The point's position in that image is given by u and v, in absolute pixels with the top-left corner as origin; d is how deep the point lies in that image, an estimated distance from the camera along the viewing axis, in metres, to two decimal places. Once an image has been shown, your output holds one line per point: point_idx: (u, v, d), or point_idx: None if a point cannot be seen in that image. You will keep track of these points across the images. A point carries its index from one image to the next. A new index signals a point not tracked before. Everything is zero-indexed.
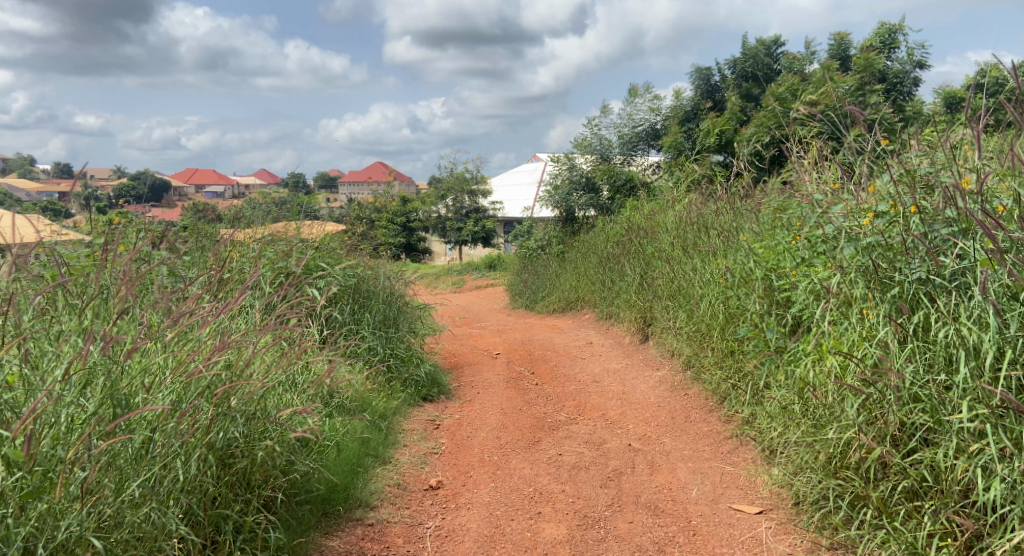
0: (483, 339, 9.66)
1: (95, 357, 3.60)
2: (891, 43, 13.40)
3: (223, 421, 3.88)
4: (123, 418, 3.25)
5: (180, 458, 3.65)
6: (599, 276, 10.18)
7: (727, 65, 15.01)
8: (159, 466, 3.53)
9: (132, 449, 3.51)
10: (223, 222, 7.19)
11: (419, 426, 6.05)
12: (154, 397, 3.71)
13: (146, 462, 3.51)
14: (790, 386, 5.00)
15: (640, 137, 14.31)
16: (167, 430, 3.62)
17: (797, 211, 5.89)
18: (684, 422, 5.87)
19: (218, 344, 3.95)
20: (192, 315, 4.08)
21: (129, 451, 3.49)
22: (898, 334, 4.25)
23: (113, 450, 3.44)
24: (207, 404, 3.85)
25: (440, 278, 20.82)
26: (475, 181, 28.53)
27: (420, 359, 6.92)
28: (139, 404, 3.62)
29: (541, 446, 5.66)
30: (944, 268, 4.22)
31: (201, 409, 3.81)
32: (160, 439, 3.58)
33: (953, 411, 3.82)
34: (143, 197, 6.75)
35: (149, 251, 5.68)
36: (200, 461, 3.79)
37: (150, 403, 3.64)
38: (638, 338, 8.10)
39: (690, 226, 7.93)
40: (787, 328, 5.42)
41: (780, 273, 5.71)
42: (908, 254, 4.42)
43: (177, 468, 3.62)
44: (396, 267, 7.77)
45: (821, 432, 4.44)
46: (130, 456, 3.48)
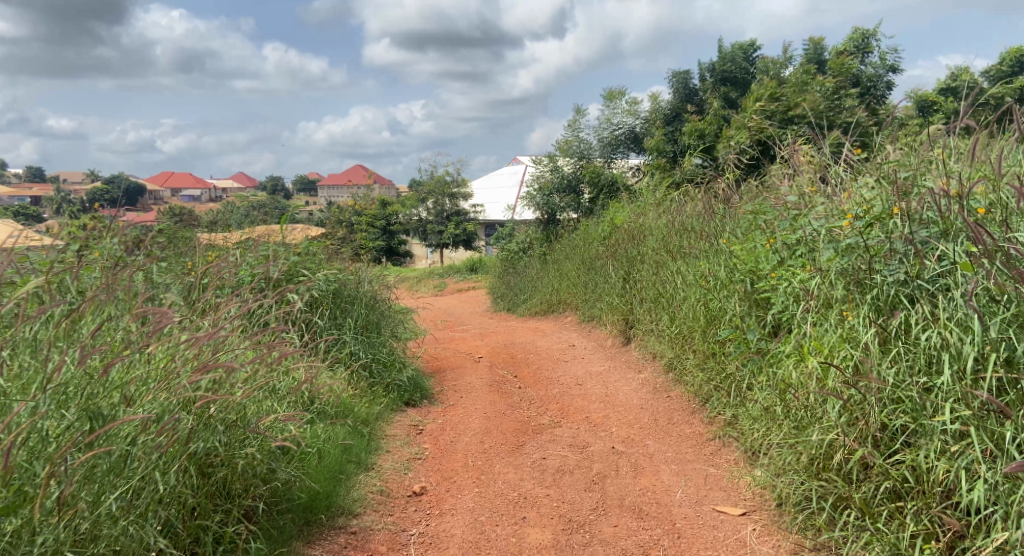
0: (465, 343, 9.65)
1: (72, 369, 3.55)
2: (865, 47, 13.52)
3: (202, 431, 3.85)
4: (103, 431, 3.21)
5: (159, 469, 3.61)
6: (580, 278, 10.19)
7: (706, 69, 15.08)
8: (138, 478, 3.49)
9: (111, 461, 3.47)
10: (201, 227, 7.12)
11: (402, 432, 6.02)
12: (133, 408, 3.67)
13: (125, 474, 3.47)
14: (771, 387, 5.02)
15: (620, 140, 14.36)
16: (147, 441, 3.58)
17: (777, 214, 5.92)
18: (666, 424, 5.88)
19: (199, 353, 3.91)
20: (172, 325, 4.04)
21: (107, 463, 3.44)
22: (879, 335, 4.27)
23: (91, 462, 3.39)
24: (187, 414, 3.80)
25: (422, 282, 20.77)
26: (456, 184, 28.46)
27: (403, 364, 6.89)
28: (118, 415, 3.58)
29: (525, 450, 5.65)
30: (924, 271, 4.26)
31: (181, 418, 3.77)
32: (138, 450, 3.53)
33: (933, 412, 3.86)
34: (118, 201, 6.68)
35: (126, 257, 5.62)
36: (180, 472, 3.75)
37: (129, 414, 3.59)
38: (619, 340, 8.11)
39: (671, 229, 7.94)
40: (769, 330, 5.47)
41: (759, 275, 5.74)
42: (888, 256, 4.45)
43: (157, 478, 3.59)
44: (376, 271, 7.73)
45: (803, 434, 4.45)
46: (108, 468, 3.43)
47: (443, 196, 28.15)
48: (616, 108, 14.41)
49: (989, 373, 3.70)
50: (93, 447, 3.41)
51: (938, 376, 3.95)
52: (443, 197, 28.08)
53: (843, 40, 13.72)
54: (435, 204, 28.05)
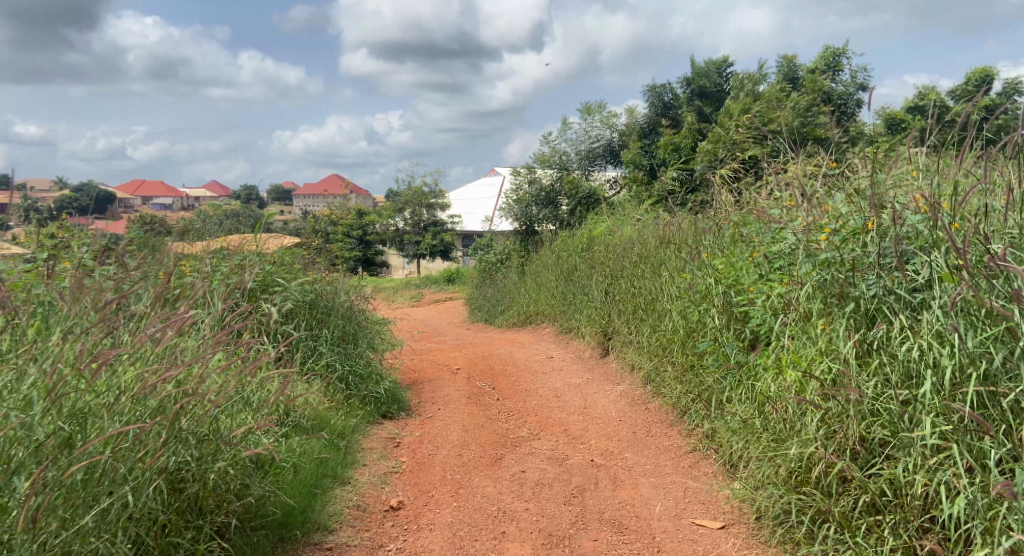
0: (443, 354, 9.60)
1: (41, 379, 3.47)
2: (835, 65, 13.69)
3: (175, 444, 3.77)
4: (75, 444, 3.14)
5: (130, 484, 3.53)
6: (558, 290, 10.18)
7: (682, 83, 15.19)
8: (108, 494, 3.41)
9: (81, 476, 3.39)
10: (175, 236, 7.02)
11: (378, 445, 5.95)
12: (104, 420, 3.59)
13: (95, 489, 3.39)
14: (750, 400, 5.03)
15: (597, 154, 14.53)
16: (117, 455, 3.50)
17: (755, 227, 5.95)
18: (645, 437, 5.86)
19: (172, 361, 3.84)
20: (145, 332, 3.96)
21: (79, 477, 3.37)
22: (857, 349, 4.29)
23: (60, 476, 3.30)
24: (160, 426, 3.73)
25: (398, 292, 20.69)
26: (433, 195, 28.40)
27: (379, 377, 6.82)
28: (88, 427, 3.50)
29: (504, 463, 5.60)
30: (901, 286, 4.29)
31: (153, 431, 3.70)
32: (109, 464, 3.46)
33: (912, 426, 3.87)
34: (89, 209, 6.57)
35: (97, 267, 5.52)
36: (152, 487, 3.67)
37: (99, 426, 3.51)
38: (597, 352, 8.09)
39: (649, 242, 7.95)
40: (746, 344, 5.51)
41: (738, 288, 5.75)
42: (865, 270, 4.48)
43: (129, 494, 3.52)
44: (353, 281, 7.66)
45: (781, 447, 4.45)
46: (78, 484, 3.35)
47: (421, 206, 28.05)
48: (594, 121, 14.48)
49: (965, 388, 3.72)
50: (65, 462, 3.33)
51: (916, 389, 3.97)
52: (420, 207, 28.00)
53: (814, 58, 13.89)
54: (412, 214, 28.00)
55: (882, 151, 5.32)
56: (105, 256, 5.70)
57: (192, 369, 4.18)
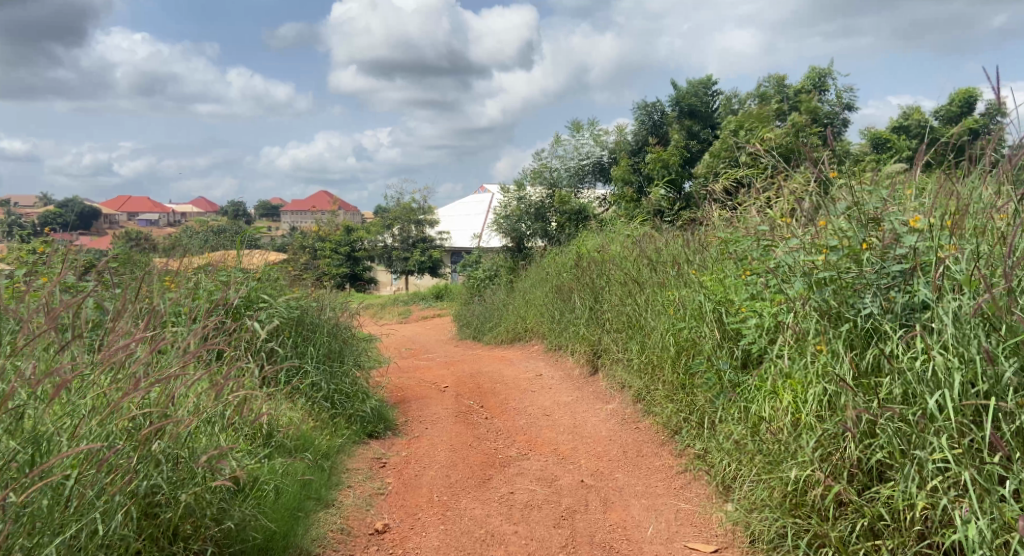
0: (430, 371, 9.47)
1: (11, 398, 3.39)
2: (822, 85, 13.74)
3: (148, 466, 3.67)
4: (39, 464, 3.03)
5: (101, 509, 3.42)
6: (547, 307, 10.09)
7: (670, 102, 15.18)
8: (76, 519, 3.31)
9: (48, 500, 3.28)
10: (161, 252, 6.93)
11: (364, 465, 5.83)
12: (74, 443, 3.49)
13: (63, 515, 3.29)
14: (743, 420, 4.94)
15: (586, 170, 14.45)
16: (85, 478, 3.40)
17: (745, 244, 5.90)
18: (636, 457, 5.76)
19: (147, 380, 3.76)
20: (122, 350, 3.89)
21: (44, 503, 3.26)
22: (853, 370, 4.23)
23: (26, 500, 3.20)
24: (132, 448, 3.63)
25: (386, 309, 20.58)
26: (422, 212, 28.31)
27: (366, 395, 6.69)
28: (57, 448, 3.40)
29: (492, 484, 5.48)
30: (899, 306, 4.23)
31: (124, 453, 3.60)
32: (78, 487, 3.36)
33: (912, 449, 3.81)
34: (73, 225, 6.48)
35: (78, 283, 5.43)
36: (123, 512, 3.55)
37: (67, 447, 3.42)
38: (586, 370, 8.00)
39: (639, 258, 7.89)
40: (738, 362, 5.43)
41: (729, 306, 5.69)
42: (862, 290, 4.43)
43: (96, 521, 3.42)
44: (340, 298, 7.56)
45: (775, 469, 4.38)
46: (44, 509, 3.24)
47: (409, 222, 27.99)
48: (583, 138, 14.47)
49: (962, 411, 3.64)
50: (32, 486, 3.23)
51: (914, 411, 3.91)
52: (409, 223, 27.91)
53: (800, 78, 13.91)
54: (401, 230, 27.94)
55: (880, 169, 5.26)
56: (86, 272, 5.61)
57: (166, 391, 4.09)
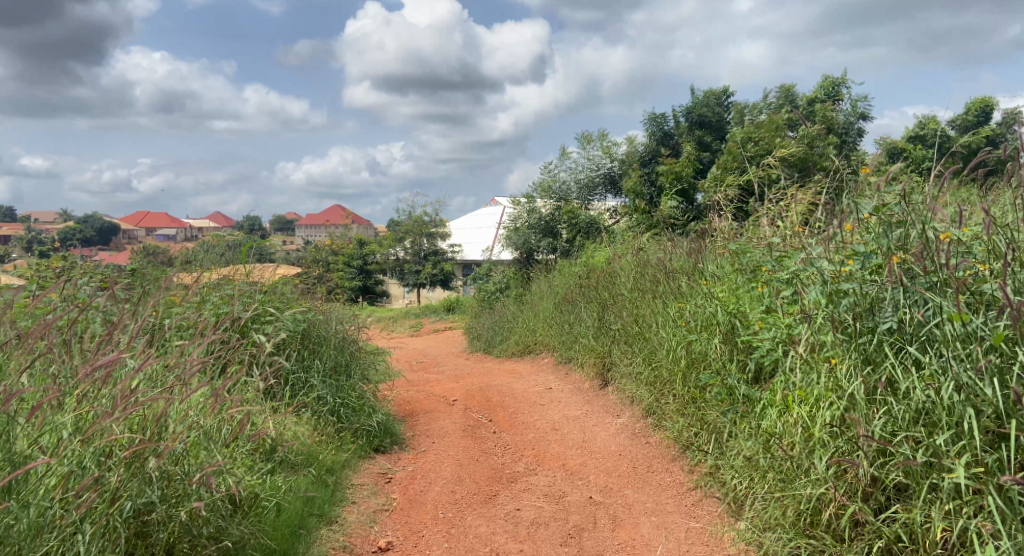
0: (439, 385, 9.37)
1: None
2: (835, 95, 13.62)
3: (135, 486, 3.73)
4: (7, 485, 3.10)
5: (82, 529, 3.51)
6: (557, 320, 9.98)
7: (681, 113, 15.10)
8: (55, 541, 3.40)
9: (28, 521, 3.36)
10: (171, 265, 6.90)
11: (369, 480, 5.73)
12: (56, 464, 3.56)
13: (42, 537, 3.37)
14: (756, 435, 4.82)
15: (597, 182, 14.36)
16: (63, 500, 3.50)
17: (759, 255, 5.79)
18: (646, 472, 5.64)
19: (132, 399, 3.80)
20: (108, 369, 3.93)
21: (24, 525, 3.34)
22: (868, 385, 4.12)
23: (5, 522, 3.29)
24: (116, 467, 3.70)
25: (398, 321, 20.53)
26: (434, 225, 28.25)
27: (372, 409, 6.60)
28: (36, 469, 3.48)
29: (498, 500, 5.38)
30: (916, 319, 4.12)
31: (109, 473, 3.67)
32: (55, 510, 3.45)
33: (932, 469, 3.72)
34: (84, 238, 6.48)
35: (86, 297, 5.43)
36: (107, 533, 3.63)
37: (46, 468, 3.50)
38: (597, 383, 7.89)
39: (649, 270, 7.78)
40: (750, 376, 5.31)
41: (741, 318, 5.57)
42: (879, 302, 4.33)
43: (79, 541, 3.46)
44: (348, 310, 7.48)
45: (789, 486, 4.27)
46: (23, 529, 3.33)
47: (421, 235, 27.96)
48: (593, 149, 14.39)
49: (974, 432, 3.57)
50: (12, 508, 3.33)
51: (932, 429, 3.80)
52: (420, 236, 27.85)
53: (814, 88, 13.81)
54: (413, 244, 27.88)
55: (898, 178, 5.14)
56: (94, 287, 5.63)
57: (159, 411, 4.11)
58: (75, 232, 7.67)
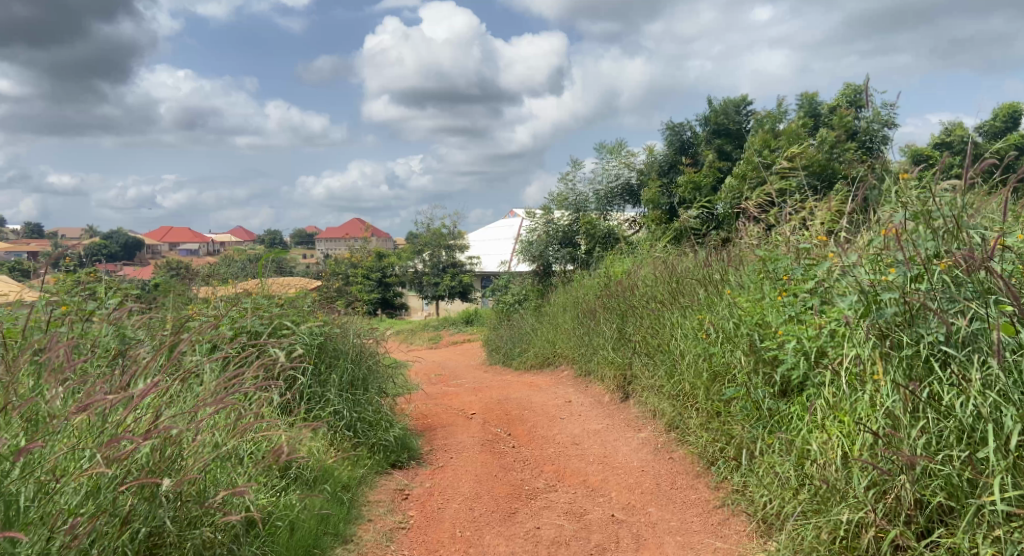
0: (457, 398, 9.23)
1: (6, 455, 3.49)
2: (857, 102, 13.44)
3: (146, 513, 3.78)
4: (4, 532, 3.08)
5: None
6: (576, 331, 9.84)
7: (700, 122, 14.96)
8: None
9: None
10: (193, 280, 6.87)
11: (386, 497, 5.62)
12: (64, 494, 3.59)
13: None
14: (786, 452, 4.67)
15: (616, 193, 14.21)
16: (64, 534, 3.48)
17: (784, 265, 5.64)
18: (670, 489, 5.47)
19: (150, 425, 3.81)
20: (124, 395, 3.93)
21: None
22: (908, 402, 3.98)
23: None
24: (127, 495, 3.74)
25: (417, 334, 20.44)
26: (452, 237, 28.17)
27: (389, 423, 6.48)
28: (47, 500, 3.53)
29: (518, 518, 5.24)
30: (956, 332, 4.00)
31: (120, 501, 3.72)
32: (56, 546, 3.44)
33: (979, 492, 3.65)
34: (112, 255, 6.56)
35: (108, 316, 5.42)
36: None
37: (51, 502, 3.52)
38: (617, 396, 7.73)
39: (670, 280, 7.62)
40: (776, 389, 5.14)
41: (766, 330, 5.39)
42: (920, 313, 4.22)
43: None
44: (367, 323, 7.38)
45: (826, 510, 4.15)
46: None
47: (439, 247, 27.85)
48: (612, 160, 14.26)
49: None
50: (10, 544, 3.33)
51: (978, 448, 3.71)
52: (439, 249, 27.79)
53: (836, 96, 13.64)
54: (431, 256, 27.83)
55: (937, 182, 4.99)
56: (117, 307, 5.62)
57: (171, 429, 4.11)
58: (93, 246, 7.64)
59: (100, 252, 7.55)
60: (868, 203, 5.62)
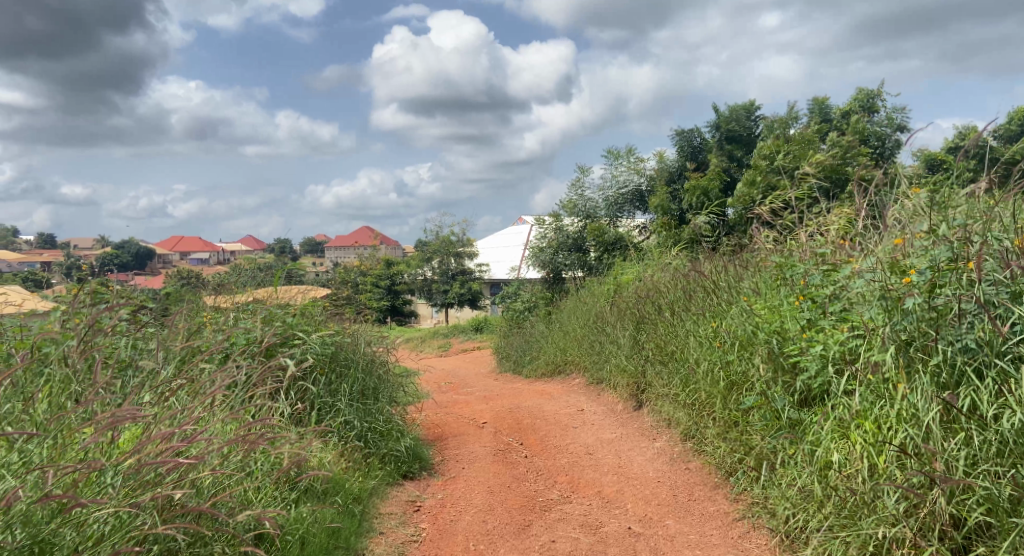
0: (468, 407, 9.12)
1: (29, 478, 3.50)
2: (870, 107, 13.31)
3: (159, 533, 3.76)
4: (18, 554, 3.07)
5: None
6: (588, 339, 9.72)
7: (710, 127, 14.88)
8: None
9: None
10: (204, 290, 6.80)
11: (398, 509, 5.53)
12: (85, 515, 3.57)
13: None
14: (810, 464, 4.57)
15: (625, 199, 14.09)
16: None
17: (801, 271, 5.54)
18: (687, 501, 5.36)
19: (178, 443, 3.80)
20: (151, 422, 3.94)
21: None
22: (944, 414, 4.01)
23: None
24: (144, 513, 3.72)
25: (426, 342, 20.32)
26: (461, 244, 28.04)
27: (400, 433, 6.38)
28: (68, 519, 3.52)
29: (532, 531, 5.15)
30: (996, 342, 4.03)
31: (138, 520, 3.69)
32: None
33: (1017, 508, 3.69)
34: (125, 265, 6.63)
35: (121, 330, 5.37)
36: None
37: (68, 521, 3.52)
38: (631, 405, 7.63)
39: (683, 286, 7.51)
40: (797, 398, 5.03)
41: (784, 337, 5.27)
42: (955, 320, 4.17)
43: None
44: (378, 332, 7.29)
45: (854, 523, 4.12)
46: None
47: (448, 255, 27.77)
48: (621, 166, 14.15)
49: None
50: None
51: (1018, 462, 3.74)
52: (448, 256, 27.68)
53: (848, 100, 13.51)
54: (440, 263, 27.71)
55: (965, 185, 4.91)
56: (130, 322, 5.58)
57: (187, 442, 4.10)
58: (105, 255, 7.61)
59: (111, 261, 7.52)
60: (890, 207, 5.52)
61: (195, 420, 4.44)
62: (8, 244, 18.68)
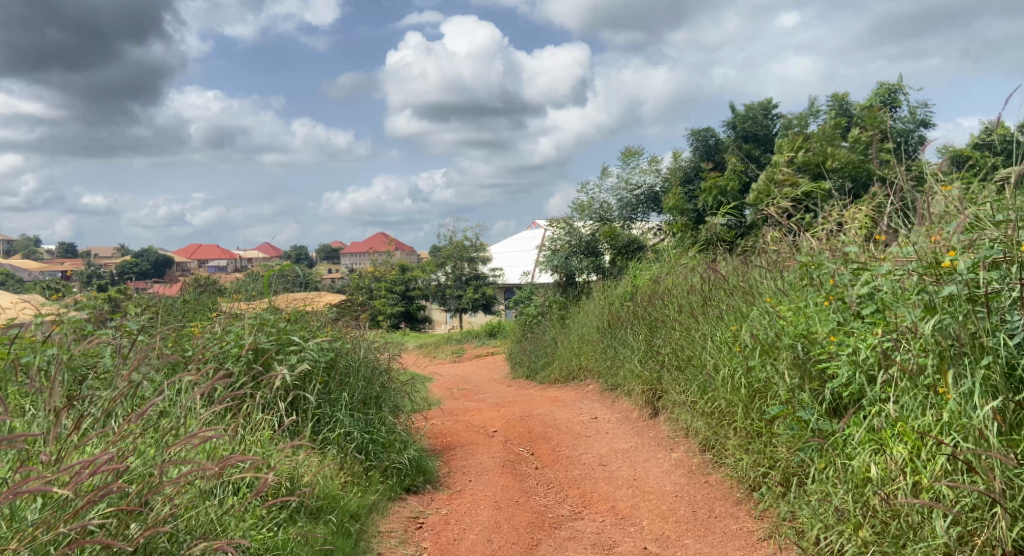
0: (478, 415, 8.75)
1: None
2: (893, 102, 12.86)
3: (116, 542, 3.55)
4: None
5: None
6: (602, 343, 9.32)
7: (727, 126, 14.48)
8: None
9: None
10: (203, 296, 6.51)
11: (398, 526, 5.19)
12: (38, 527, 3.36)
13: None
14: (844, 481, 4.20)
15: (639, 201, 13.78)
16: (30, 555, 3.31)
17: (829, 269, 5.16)
18: (708, 518, 4.99)
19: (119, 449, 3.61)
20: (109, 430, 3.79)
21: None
22: (997, 423, 3.66)
23: None
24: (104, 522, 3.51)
25: (440, 347, 19.96)
26: (475, 249, 27.60)
27: (403, 445, 6.03)
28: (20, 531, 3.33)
29: (541, 551, 4.80)
30: None
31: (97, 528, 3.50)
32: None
33: None
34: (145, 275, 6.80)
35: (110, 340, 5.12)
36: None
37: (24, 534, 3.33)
38: (646, 413, 7.25)
39: (701, 288, 7.14)
40: (827, 408, 4.66)
41: (811, 340, 4.89)
42: (1003, 320, 3.81)
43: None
44: (381, 337, 6.94)
45: (898, 547, 3.75)
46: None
47: (462, 260, 27.35)
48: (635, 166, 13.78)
49: None
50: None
51: None
52: (462, 262, 27.27)
53: (870, 95, 13.06)
54: (454, 268, 27.29)
55: (1008, 173, 4.51)
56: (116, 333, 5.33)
57: (140, 460, 3.83)
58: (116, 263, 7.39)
59: (126, 269, 7.30)
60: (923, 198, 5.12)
61: (174, 435, 4.17)
62: (28, 252, 18.74)
